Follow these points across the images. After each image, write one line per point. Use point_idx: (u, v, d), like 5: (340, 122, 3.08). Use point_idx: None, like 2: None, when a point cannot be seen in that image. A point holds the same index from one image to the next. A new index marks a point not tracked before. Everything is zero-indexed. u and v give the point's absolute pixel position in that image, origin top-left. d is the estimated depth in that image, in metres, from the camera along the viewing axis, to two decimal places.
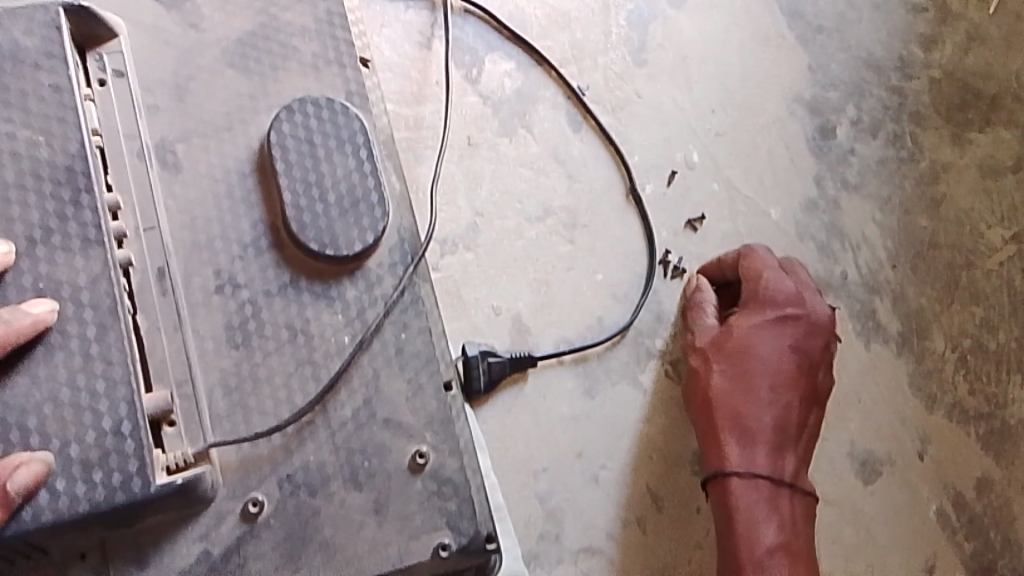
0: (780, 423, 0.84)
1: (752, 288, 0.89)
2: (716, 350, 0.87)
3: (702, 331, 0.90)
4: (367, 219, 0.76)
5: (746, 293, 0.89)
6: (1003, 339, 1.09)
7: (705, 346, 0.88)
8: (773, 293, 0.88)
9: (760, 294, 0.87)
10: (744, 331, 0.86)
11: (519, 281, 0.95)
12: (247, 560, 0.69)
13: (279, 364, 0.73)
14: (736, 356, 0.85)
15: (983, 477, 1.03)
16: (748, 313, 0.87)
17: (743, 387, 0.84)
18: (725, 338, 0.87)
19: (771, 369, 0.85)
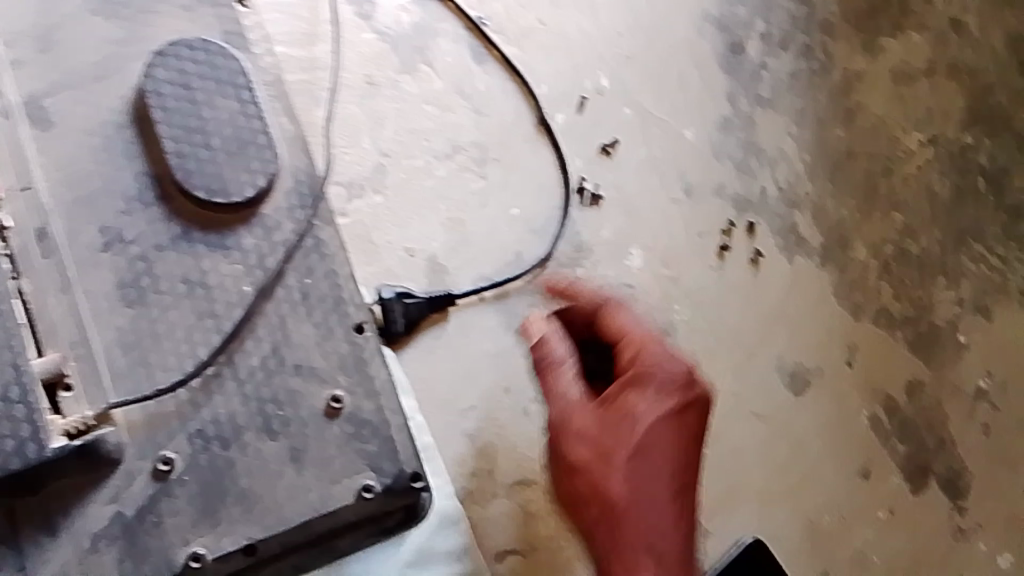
0: (685, 521, 0.71)
1: (629, 347, 0.73)
2: (599, 434, 0.71)
3: (579, 412, 0.72)
4: (255, 162, 0.75)
5: (625, 360, 0.73)
6: (925, 244, 1.11)
7: (589, 432, 0.71)
8: (658, 365, 0.72)
9: (644, 360, 0.72)
10: (637, 404, 0.71)
11: (432, 221, 0.94)
12: (162, 517, 0.68)
13: (179, 318, 0.71)
14: (633, 452, 0.70)
15: (913, 379, 1.05)
16: (636, 389, 0.71)
17: (644, 493, 0.70)
18: (613, 435, 0.70)
19: (671, 453, 0.71)
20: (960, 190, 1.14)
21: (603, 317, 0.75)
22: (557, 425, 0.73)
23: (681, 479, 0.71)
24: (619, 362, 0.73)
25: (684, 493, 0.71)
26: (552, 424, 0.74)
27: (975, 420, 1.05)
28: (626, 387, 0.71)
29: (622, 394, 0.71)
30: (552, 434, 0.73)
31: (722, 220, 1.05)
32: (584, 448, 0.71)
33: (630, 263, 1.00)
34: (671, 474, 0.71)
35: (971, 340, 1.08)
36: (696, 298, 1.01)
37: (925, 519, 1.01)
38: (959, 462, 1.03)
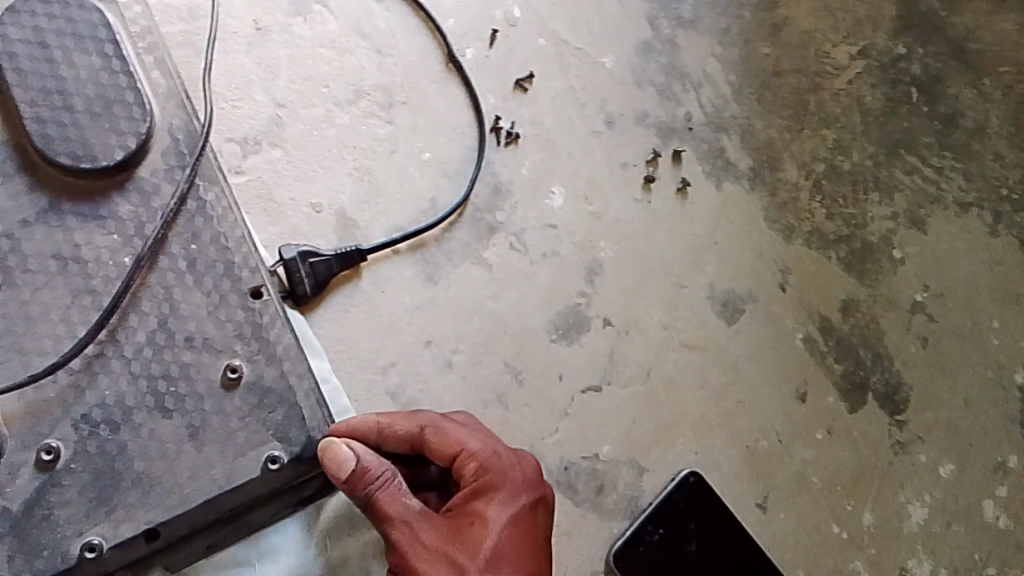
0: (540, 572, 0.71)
1: (470, 456, 0.71)
2: (449, 549, 0.68)
3: (424, 538, 0.67)
4: (124, 122, 0.70)
5: (469, 469, 0.71)
6: (857, 159, 1.08)
7: (437, 550, 0.67)
8: (479, 449, 0.72)
9: (484, 468, 0.71)
10: (484, 517, 0.70)
11: (338, 173, 0.89)
12: (53, 509, 0.65)
13: (52, 297, 0.67)
14: (487, 558, 0.68)
15: (849, 297, 1.04)
16: (485, 497, 0.71)
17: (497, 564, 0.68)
18: (465, 550, 0.68)
19: (512, 519, 0.71)
20: (892, 101, 1.12)
21: (433, 438, 0.72)
22: (401, 546, 0.67)
23: (530, 541, 0.71)
24: (461, 478, 0.71)
25: (535, 545, 0.71)
26: (399, 562, 0.67)
27: (913, 333, 1.05)
28: (473, 498, 0.71)
29: (470, 504, 0.71)
30: (399, 560, 0.67)
31: (647, 149, 1.00)
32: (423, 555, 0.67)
33: (552, 202, 0.95)
34: (518, 543, 0.70)
35: (906, 254, 1.07)
36: (624, 232, 0.98)
37: (866, 435, 1.01)
38: (897, 377, 1.03)
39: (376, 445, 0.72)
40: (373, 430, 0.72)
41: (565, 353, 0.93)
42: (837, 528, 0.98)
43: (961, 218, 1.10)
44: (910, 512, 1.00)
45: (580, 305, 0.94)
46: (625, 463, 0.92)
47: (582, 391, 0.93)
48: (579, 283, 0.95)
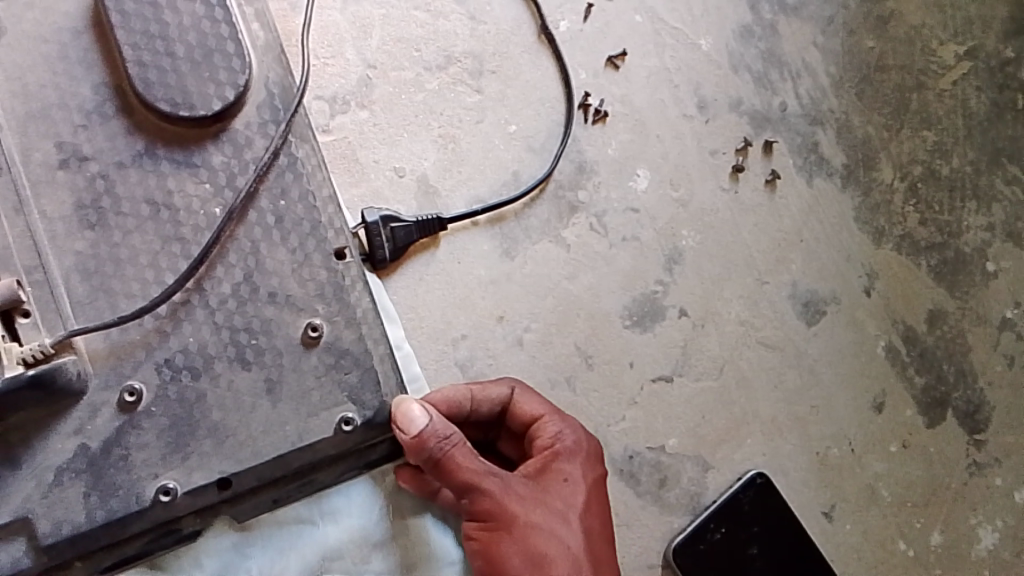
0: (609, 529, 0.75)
1: (548, 420, 0.75)
2: (537, 499, 0.71)
3: (518, 488, 0.70)
4: (223, 73, 0.69)
5: (544, 429, 0.75)
6: (956, 164, 1.04)
7: (530, 503, 0.70)
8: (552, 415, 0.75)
9: (561, 432, 0.75)
10: (568, 471, 0.73)
11: (422, 138, 0.88)
12: (130, 451, 0.65)
13: (142, 243, 0.67)
14: (569, 507, 0.72)
15: (935, 308, 1.00)
16: (565, 457, 0.74)
17: (578, 516, 0.72)
18: (553, 500, 0.71)
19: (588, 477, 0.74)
20: (998, 107, 1.06)
21: (517, 402, 0.76)
22: (498, 496, 0.69)
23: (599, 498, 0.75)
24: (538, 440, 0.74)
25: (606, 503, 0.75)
26: (494, 512, 0.69)
27: (1000, 351, 1.01)
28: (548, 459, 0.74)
29: (548, 463, 0.73)
30: (493, 510, 0.69)
31: (737, 138, 0.97)
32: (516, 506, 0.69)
33: (637, 183, 0.93)
34: (594, 501, 0.74)
35: (1000, 268, 1.02)
36: (708, 221, 0.95)
37: (941, 452, 0.97)
38: (979, 394, 0.99)
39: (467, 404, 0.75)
40: (465, 393, 0.75)
41: (640, 341, 0.91)
42: (904, 544, 0.94)
43: None
44: (981, 536, 0.96)
45: (657, 293, 0.92)
46: (690, 457, 0.90)
47: (651, 379, 0.91)
48: (659, 270, 0.92)
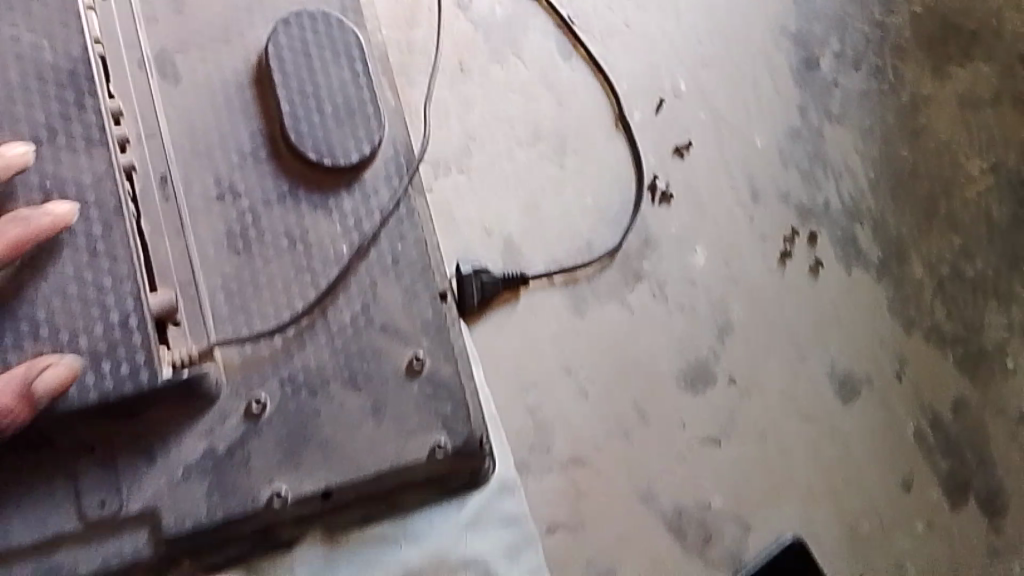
0: None
1: None
2: None
3: None
4: (362, 130, 0.79)
5: None
6: (980, 267, 1.14)
7: None
8: None
9: None
10: None
11: (511, 203, 0.98)
12: (250, 455, 0.72)
13: (279, 271, 0.76)
14: None
15: (960, 396, 1.08)
16: None
17: None
18: None
19: None
20: (1018, 218, 1.16)
21: None
22: None
23: None
24: None
25: None
26: None
27: (1018, 442, 1.07)
28: None
29: None
30: None
31: (785, 226, 1.08)
32: None
33: (695, 259, 1.03)
34: None
35: (1018, 365, 1.10)
36: (756, 298, 1.04)
37: (963, 533, 1.03)
38: (998, 481, 1.05)
39: None
40: None
41: (691, 401, 0.98)
42: None
43: None
44: None
45: (709, 359, 1.00)
46: (733, 517, 0.95)
47: (701, 438, 0.98)
48: (711, 338, 1.01)
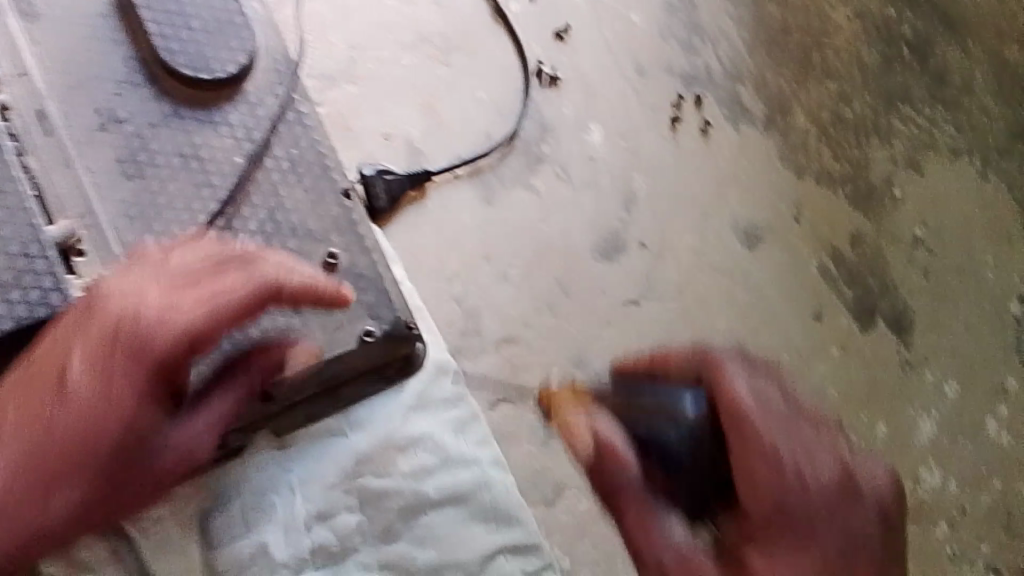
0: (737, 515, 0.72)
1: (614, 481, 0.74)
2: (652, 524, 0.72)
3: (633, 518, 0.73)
4: (234, 41, 0.81)
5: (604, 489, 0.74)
6: (858, 109, 1.20)
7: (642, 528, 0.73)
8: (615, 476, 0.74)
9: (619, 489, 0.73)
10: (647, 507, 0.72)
11: (405, 106, 0.99)
12: None
13: (178, 189, 0.77)
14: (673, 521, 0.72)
15: (856, 231, 1.15)
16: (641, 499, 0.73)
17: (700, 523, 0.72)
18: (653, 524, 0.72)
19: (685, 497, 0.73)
20: (887, 58, 1.24)
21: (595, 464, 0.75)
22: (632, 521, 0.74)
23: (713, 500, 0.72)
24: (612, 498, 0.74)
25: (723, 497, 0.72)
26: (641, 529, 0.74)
27: (914, 265, 1.15)
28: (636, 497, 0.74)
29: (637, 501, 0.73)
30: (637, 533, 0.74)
31: (672, 94, 1.12)
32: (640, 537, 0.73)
33: (591, 138, 1.06)
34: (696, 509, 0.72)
35: (905, 194, 1.18)
36: (655, 166, 1.08)
37: (876, 352, 1.11)
38: (902, 303, 1.14)
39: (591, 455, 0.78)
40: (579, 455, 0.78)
41: (606, 270, 1.02)
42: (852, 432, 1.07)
43: (955, 163, 1.21)
44: (921, 425, 1.10)
45: (619, 229, 1.04)
46: None
47: (620, 302, 1.02)
48: (618, 209, 1.05)
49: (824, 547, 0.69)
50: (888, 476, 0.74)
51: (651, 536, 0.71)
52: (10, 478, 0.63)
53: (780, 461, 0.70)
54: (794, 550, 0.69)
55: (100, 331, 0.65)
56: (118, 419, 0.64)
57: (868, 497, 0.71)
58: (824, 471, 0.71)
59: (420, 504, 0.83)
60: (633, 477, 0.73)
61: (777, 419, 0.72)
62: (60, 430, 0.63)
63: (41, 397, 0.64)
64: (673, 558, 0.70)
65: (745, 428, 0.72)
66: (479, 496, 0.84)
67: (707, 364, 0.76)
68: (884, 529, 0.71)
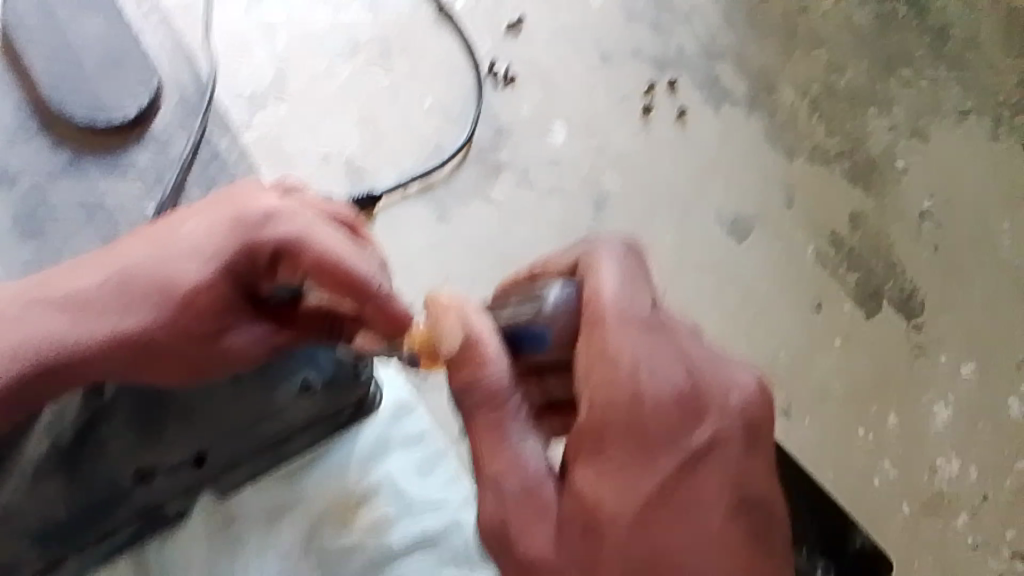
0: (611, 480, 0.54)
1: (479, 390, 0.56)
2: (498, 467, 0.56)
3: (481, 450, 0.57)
4: (135, 78, 0.80)
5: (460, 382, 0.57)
6: (852, 77, 1.09)
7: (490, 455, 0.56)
8: (474, 370, 0.57)
9: (469, 396, 0.57)
10: (508, 454, 0.56)
11: (343, 122, 0.94)
12: (104, 440, 0.68)
13: (82, 244, 0.74)
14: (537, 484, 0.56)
15: (855, 211, 1.03)
16: (499, 441, 0.56)
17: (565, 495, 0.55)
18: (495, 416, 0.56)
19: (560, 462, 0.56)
20: (883, 18, 1.13)
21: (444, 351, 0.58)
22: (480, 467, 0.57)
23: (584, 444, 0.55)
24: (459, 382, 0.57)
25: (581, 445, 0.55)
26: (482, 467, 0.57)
27: (923, 241, 1.02)
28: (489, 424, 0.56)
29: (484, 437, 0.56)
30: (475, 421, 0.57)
31: (642, 82, 1.03)
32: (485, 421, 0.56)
33: (553, 138, 0.98)
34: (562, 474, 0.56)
35: (909, 163, 1.05)
36: (626, 162, 1.00)
37: (883, 340, 0.98)
38: (910, 284, 1.00)
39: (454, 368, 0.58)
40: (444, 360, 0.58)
41: None
42: (864, 430, 0.94)
43: (961, 126, 1.08)
44: (935, 414, 0.95)
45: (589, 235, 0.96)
46: None
47: None
48: (587, 214, 0.97)
49: (666, 468, 0.54)
50: (759, 392, 0.59)
51: (495, 459, 0.56)
52: (94, 295, 0.64)
53: (622, 377, 0.55)
54: (640, 481, 0.54)
55: (246, 222, 0.66)
56: (203, 313, 0.65)
57: (727, 410, 0.57)
58: (681, 383, 0.56)
59: (386, 557, 0.75)
60: (499, 380, 0.56)
61: (636, 331, 0.57)
62: (144, 267, 0.65)
63: (99, 257, 0.66)
64: (514, 488, 0.55)
65: (588, 337, 0.57)
66: (450, 539, 0.76)
67: (579, 274, 0.61)
68: (741, 445, 0.57)
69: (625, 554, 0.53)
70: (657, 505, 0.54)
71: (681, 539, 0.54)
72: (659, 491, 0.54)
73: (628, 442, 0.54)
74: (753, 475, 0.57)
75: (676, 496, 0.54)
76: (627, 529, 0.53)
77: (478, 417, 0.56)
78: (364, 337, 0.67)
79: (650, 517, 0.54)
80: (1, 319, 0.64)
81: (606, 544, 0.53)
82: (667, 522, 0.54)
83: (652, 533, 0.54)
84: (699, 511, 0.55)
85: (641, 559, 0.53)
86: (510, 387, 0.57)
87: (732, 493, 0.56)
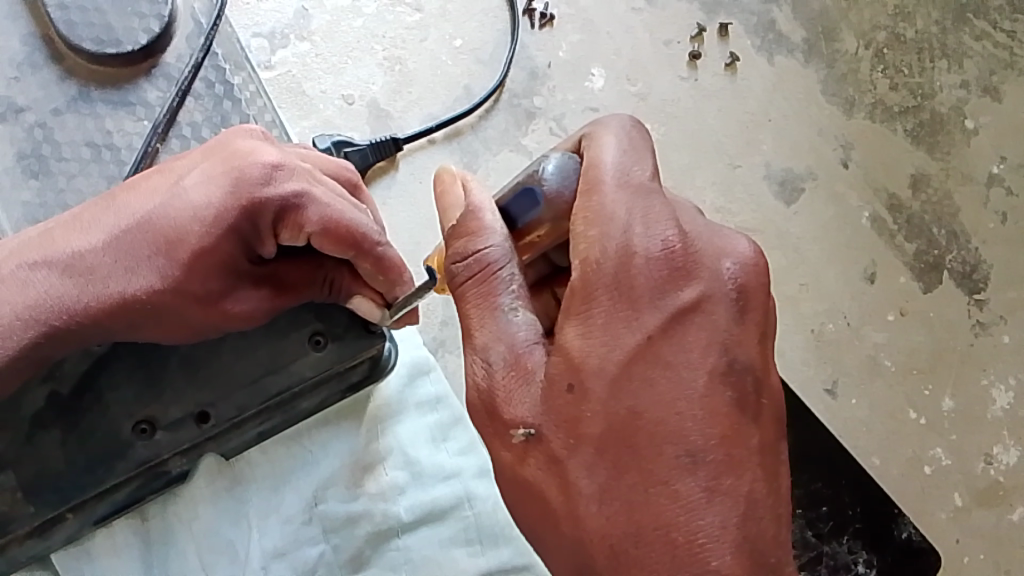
0: (606, 347, 0.48)
1: (479, 262, 0.53)
2: (489, 339, 0.51)
3: (472, 322, 0.52)
4: (145, 6, 0.77)
5: (459, 251, 0.54)
6: (921, 26, 0.98)
7: (479, 327, 0.52)
8: (476, 239, 0.53)
9: (470, 263, 0.53)
10: (496, 327, 0.52)
11: (367, 64, 0.88)
12: (102, 394, 0.65)
13: (86, 184, 0.74)
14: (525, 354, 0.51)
15: (918, 172, 0.94)
16: (489, 311, 0.52)
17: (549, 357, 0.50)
18: (493, 290, 0.52)
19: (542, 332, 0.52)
20: None
21: (455, 225, 0.55)
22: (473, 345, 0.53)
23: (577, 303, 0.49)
24: (460, 252, 0.54)
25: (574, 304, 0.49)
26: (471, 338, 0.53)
27: (990, 209, 0.94)
28: (484, 294, 0.52)
29: (473, 309, 0.52)
30: (469, 291, 0.53)
31: (691, 25, 0.95)
32: (479, 295, 0.52)
33: (592, 83, 0.91)
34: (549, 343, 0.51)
35: (980, 125, 0.96)
36: (670, 112, 0.93)
37: (942, 317, 0.90)
38: (975, 254, 0.92)
39: (459, 238, 0.54)
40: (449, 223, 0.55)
41: None
42: (914, 413, 0.88)
43: None
44: (995, 397, 0.89)
45: None
46: None
47: None
48: None
49: (649, 325, 0.49)
50: (757, 260, 0.52)
51: (485, 326, 0.52)
52: (100, 249, 0.60)
53: (609, 232, 0.49)
54: (624, 338, 0.48)
55: (246, 178, 0.60)
56: (208, 274, 0.60)
57: (720, 273, 0.50)
58: (671, 240, 0.49)
59: (392, 527, 0.71)
60: (495, 249, 0.53)
61: (632, 190, 0.50)
62: (148, 221, 0.60)
63: (93, 212, 0.62)
64: (503, 358, 0.51)
65: (583, 206, 0.50)
66: (461, 514, 0.73)
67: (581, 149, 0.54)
68: (732, 312, 0.50)
69: (605, 411, 0.48)
70: (640, 362, 0.48)
71: (667, 399, 0.48)
72: (641, 347, 0.48)
73: (622, 301, 0.49)
74: (749, 341, 0.51)
75: (659, 352, 0.49)
76: (610, 386, 0.48)
77: (468, 285, 0.53)
78: (364, 295, 0.66)
79: (632, 374, 0.48)
80: (6, 277, 0.59)
81: (587, 408, 0.48)
82: (650, 377, 0.48)
83: (636, 392, 0.48)
84: (688, 368, 0.49)
85: (624, 417, 0.48)
86: (506, 257, 0.53)
87: (723, 357, 0.49)
